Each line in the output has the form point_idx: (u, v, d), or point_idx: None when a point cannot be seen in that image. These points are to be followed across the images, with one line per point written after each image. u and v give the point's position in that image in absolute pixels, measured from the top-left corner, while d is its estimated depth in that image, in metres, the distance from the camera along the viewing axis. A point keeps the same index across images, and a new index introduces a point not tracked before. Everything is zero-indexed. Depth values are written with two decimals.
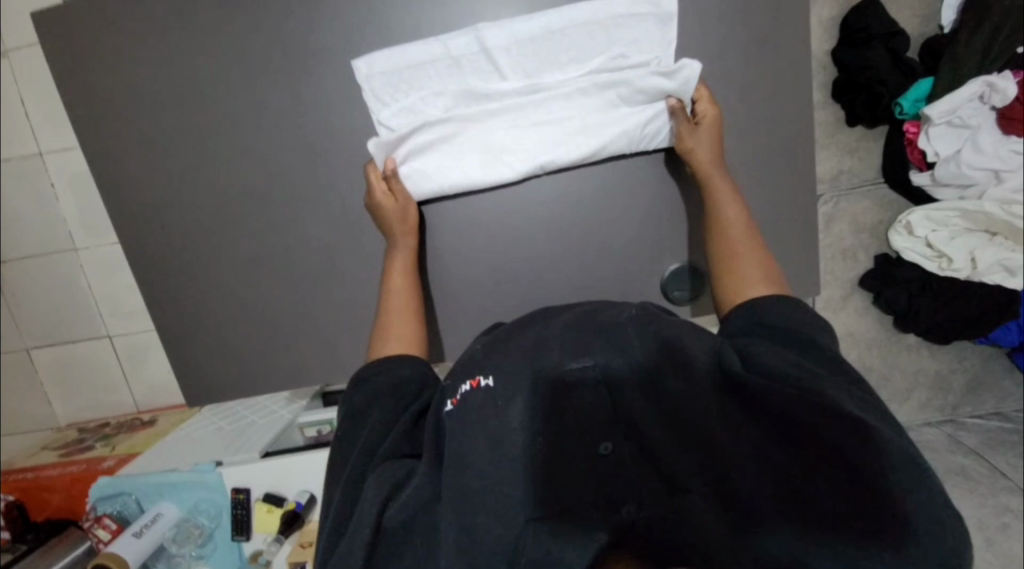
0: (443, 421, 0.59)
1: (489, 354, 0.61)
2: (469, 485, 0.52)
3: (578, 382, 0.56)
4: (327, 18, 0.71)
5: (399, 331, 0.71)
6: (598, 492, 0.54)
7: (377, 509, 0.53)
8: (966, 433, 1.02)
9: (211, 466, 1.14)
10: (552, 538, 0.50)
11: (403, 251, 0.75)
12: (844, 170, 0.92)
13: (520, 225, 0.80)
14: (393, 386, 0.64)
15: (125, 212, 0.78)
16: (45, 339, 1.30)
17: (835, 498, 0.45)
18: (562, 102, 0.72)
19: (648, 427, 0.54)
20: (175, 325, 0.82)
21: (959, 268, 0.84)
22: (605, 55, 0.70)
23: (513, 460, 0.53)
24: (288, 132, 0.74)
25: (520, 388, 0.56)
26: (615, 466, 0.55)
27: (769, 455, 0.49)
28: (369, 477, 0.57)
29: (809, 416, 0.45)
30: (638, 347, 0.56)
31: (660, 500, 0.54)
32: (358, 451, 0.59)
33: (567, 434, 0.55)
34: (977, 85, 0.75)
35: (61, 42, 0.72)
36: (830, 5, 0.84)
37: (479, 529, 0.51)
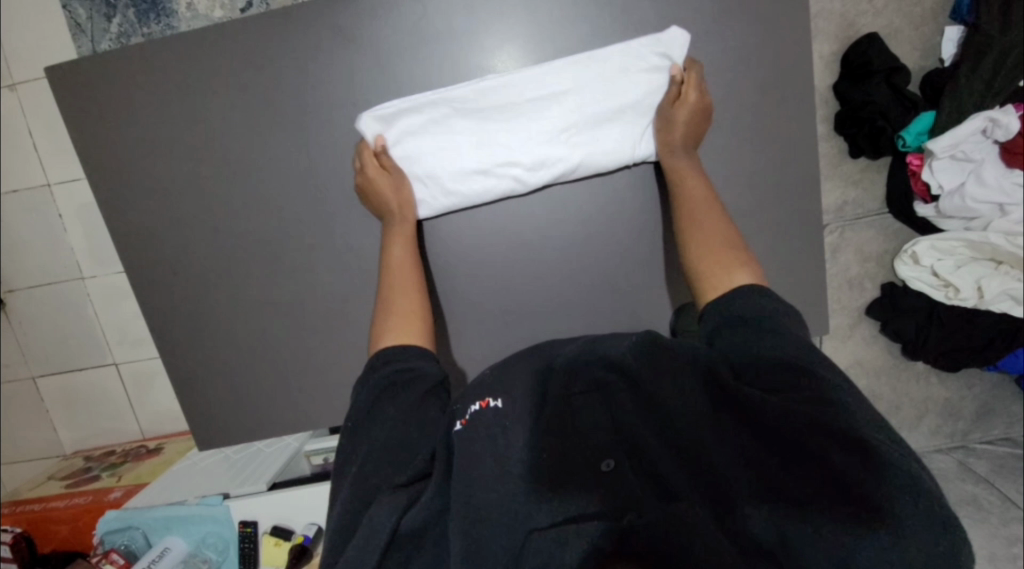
0: (453, 442, 0.54)
1: (499, 372, 0.59)
2: (475, 498, 0.50)
3: (578, 393, 0.54)
4: (334, 62, 0.71)
5: (400, 315, 0.67)
6: (591, 501, 0.50)
7: (392, 521, 0.51)
8: (977, 460, 1.02)
9: (219, 499, 1.14)
10: (554, 546, 0.47)
11: (400, 235, 0.73)
12: (849, 200, 0.93)
13: (524, 253, 0.80)
14: (392, 384, 0.59)
15: (133, 251, 0.78)
16: (52, 367, 1.30)
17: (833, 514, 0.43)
18: (561, 134, 0.73)
19: (645, 437, 0.51)
20: (182, 363, 0.82)
21: (965, 297, 0.85)
22: (613, 102, 0.72)
23: (512, 473, 0.51)
24: (296, 176, 0.75)
25: (521, 403, 0.55)
26: (615, 482, 0.50)
27: (770, 468, 0.46)
28: (376, 494, 0.53)
29: (811, 434, 0.45)
30: (638, 351, 0.54)
31: (657, 504, 0.49)
32: (362, 460, 0.55)
33: (564, 446, 0.52)
34: (979, 120, 0.76)
35: (71, 87, 0.73)
36: (831, 41, 0.85)
37: (482, 540, 0.49)
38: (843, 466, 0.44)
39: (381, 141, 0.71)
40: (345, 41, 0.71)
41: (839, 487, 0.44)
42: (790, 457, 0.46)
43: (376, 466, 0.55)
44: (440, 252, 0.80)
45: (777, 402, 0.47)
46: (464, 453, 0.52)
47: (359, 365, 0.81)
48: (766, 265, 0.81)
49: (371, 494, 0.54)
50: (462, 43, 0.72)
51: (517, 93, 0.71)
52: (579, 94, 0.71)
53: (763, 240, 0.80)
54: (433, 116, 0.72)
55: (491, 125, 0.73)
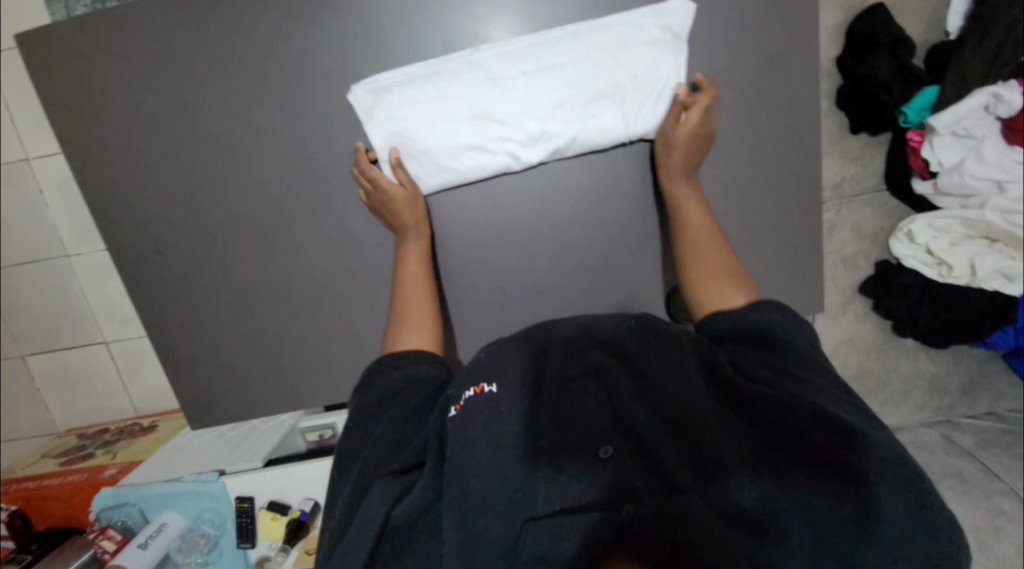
0: (447, 429, 0.54)
1: (493, 356, 0.57)
2: (470, 484, 0.49)
3: (578, 380, 0.54)
4: (321, 32, 0.68)
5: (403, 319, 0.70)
6: (588, 490, 0.49)
7: (384, 510, 0.51)
8: (962, 434, 1.04)
9: (214, 476, 1.14)
10: (552, 537, 0.48)
11: (415, 246, 0.74)
12: (847, 177, 0.92)
13: (518, 231, 0.79)
14: (405, 384, 0.61)
15: (118, 229, 0.76)
16: (40, 345, 1.29)
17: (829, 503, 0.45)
18: (556, 108, 0.71)
19: (644, 426, 0.50)
20: (173, 343, 0.81)
21: (959, 275, 0.85)
22: (613, 74, 0.69)
23: (512, 464, 0.50)
24: (284, 152, 0.72)
25: (522, 392, 0.53)
26: (614, 470, 0.50)
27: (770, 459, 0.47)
28: (375, 478, 0.53)
29: (809, 424, 0.46)
30: (636, 345, 0.55)
31: (656, 497, 0.48)
32: (366, 451, 0.57)
33: (563, 434, 0.51)
34: (983, 95, 0.75)
35: (45, 57, 0.70)
36: (835, 12, 0.83)
37: (479, 534, 0.48)
38: (834, 452, 0.45)
39: (394, 153, 0.71)
40: (334, 9, 0.68)
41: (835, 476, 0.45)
42: (783, 445, 0.47)
43: (377, 455, 0.56)
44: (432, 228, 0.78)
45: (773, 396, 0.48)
46: (456, 440, 0.51)
47: (353, 345, 0.81)
48: (764, 243, 0.80)
49: (370, 480, 0.54)
50: (456, 10, 0.69)
51: (511, 65, 0.70)
52: (575, 66, 0.69)
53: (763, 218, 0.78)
54: (423, 86, 0.70)
55: (484, 98, 0.70)
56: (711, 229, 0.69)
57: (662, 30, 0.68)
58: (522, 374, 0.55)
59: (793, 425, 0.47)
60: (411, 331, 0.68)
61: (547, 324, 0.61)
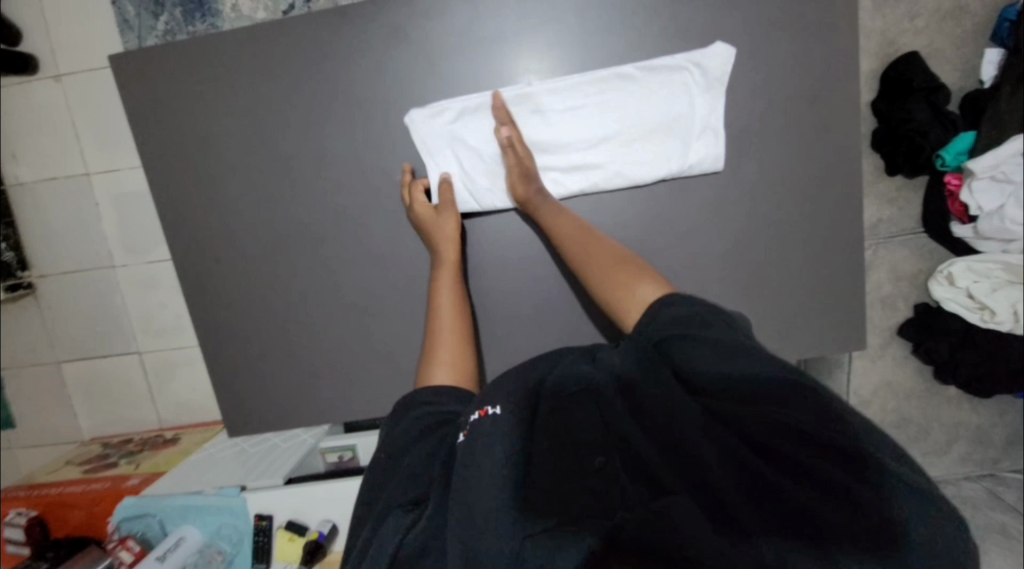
0: (454, 451, 0.54)
1: (498, 381, 0.57)
2: (475, 501, 0.48)
3: (570, 396, 0.53)
4: (380, 62, 0.73)
5: (444, 346, 0.69)
6: (582, 505, 0.44)
7: (398, 538, 0.49)
8: (1008, 489, 1.00)
9: (236, 491, 1.14)
10: (553, 550, 0.42)
11: (448, 266, 0.74)
12: (884, 218, 0.92)
13: (542, 253, 0.80)
14: (429, 422, 0.59)
15: (173, 239, 0.79)
16: (77, 353, 1.33)
17: (826, 504, 0.41)
18: (601, 144, 0.74)
19: (635, 437, 0.47)
20: (214, 352, 0.83)
21: (1002, 320, 0.82)
22: (657, 113, 0.73)
23: (499, 476, 0.48)
24: (337, 173, 0.76)
25: (514, 411, 0.52)
26: (608, 482, 0.45)
27: (760, 464, 0.42)
28: (392, 509, 0.52)
29: (792, 429, 0.44)
30: (622, 360, 0.52)
31: (644, 505, 0.42)
32: (386, 488, 0.55)
33: (554, 446, 0.49)
34: (1021, 142, 0.76)
35: (125, 78, 0.76)
36: (870, 58, 0.86)
37: (482, 547, 0.45)
38: (822, 457, 0.43)
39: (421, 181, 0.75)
40: (394, 42, 0.72)
41: (830, 480, 0.41)
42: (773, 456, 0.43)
43: (399, 487, 0.54)
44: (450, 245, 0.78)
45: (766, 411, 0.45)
46: (464, 464, 0.50)
47: (388, 363, 0.82)
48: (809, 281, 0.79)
49: (390, 506, 0.52)
50: (509, 44, 0.73)
51: (560, 99, 0.73)
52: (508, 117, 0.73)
53: (807, 253, 0.77)
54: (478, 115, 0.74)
55: (533, 130, 0.74)
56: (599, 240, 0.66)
57: (693, 65, 0.71)
58: (518, 394, 0.54)
59: (785, 431, 0.44)
60: (456, 359, 0.68)
61: (558, 353, 0.60)
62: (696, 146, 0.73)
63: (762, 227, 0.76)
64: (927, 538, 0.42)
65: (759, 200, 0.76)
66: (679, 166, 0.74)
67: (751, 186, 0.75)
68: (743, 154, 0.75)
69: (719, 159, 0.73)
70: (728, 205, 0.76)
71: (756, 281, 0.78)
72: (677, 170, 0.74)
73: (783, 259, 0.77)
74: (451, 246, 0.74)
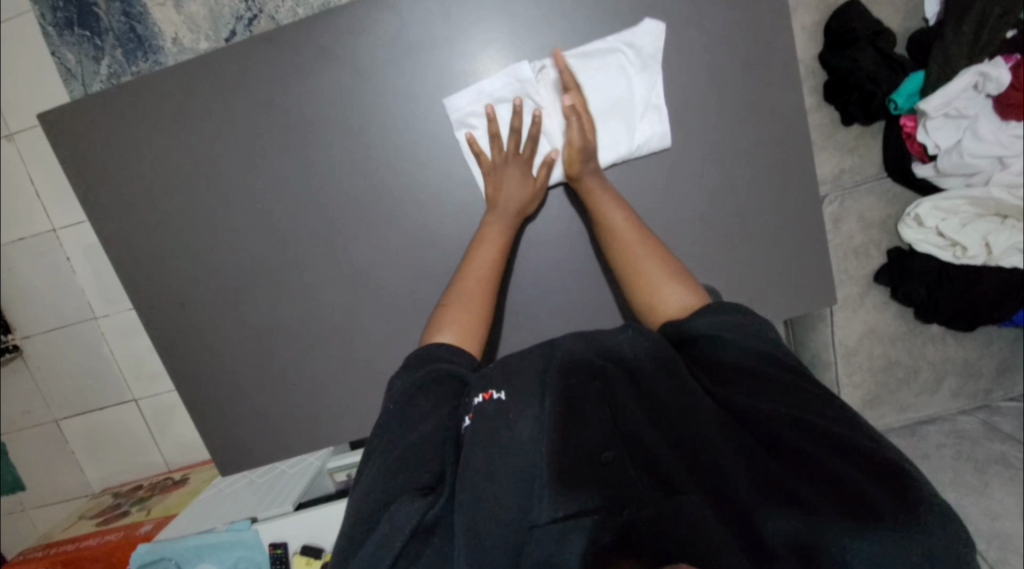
0: (462, 434, 0.56)
1: (503, 364, 0.60)
2: (483, 489, 0.51)
3: (577, 387, 0.55)
4: (320, 83, 0.72)
5: (469, 311, 0.67)
6: (594, 496, 0.49)
7: (415, 516, 0.52)
8: (1002, 418, 1.01)
9: (246, 524, 1.13)
10: (557, 542, 0.48)
11: (491, 240, 0.72)
12: (846, 168, 0.92)
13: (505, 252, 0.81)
14: (436, 397, 0.58)
15: (141, 287, 0.79)
16: (72, 409, 1.32)
17: (811, 487, 0.49)
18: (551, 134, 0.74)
19: (651, 437, 0.53)
20: (198, 394, 0.83)
21: (975, 254, 0.84)
22: (601, 99, 0.73)
23: (515, 474, 0.51)
24: (293, 200, 0.76)
25: (531, 401, 0.55)
26: (617, 474, 0.51)
27: (756, 455, 0.51)
28: (400, 490, 0.53)
29: (785, 426, 0.51)
30: (637, 352, 0.57)
31: (657, 498, 0.49)
32: (390, 459, 0.55)
33: (566, 444, 0.52)
34: (971, 75, 0.77)
35: (67, 133, 0.74)
36: (812, 11, 0.85)
37: (489, 535, 0.49)
38: (811, 450, 0.50)
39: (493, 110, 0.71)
40: (331, 61, 0.71)
41: (816, 469, 0.49)
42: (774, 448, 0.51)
43: (403, 471, 0.54)
44: (414, 258, 0.78)
45: (772, 407, 0.52)
46: (470, 452, 0.53)
47: (373, 380, 0.82)
48: (777, 244, 0.78)
49: (397, 490, 0.53)
50: (442, 49, 0.72)
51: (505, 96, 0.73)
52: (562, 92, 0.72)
53: (770, 216, 0.77)
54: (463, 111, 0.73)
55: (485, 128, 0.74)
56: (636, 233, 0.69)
57: (626, 45, 0.71)
58: (529, 385, 0.56)
59: (785, 426, 0.51)
60: (465, 323, 0.66)
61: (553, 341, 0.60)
62: (643, 125, 0.73)
63: (723, 196, 0.76)
64: (921, 526, 0.46)
65: (717, 170, 0.75)
66: (631, 146, 0.74)
67: (707, 157, 0.75)
68: (694, 127, 0.74)
69: (667, 134, 0.73)
70: (685, 178, 0.76)
71: (724, 251, 0.78)
72: (630, 150, 0.74)
73: (747, 225, 0.77)
74: (516, 216, 0.73)
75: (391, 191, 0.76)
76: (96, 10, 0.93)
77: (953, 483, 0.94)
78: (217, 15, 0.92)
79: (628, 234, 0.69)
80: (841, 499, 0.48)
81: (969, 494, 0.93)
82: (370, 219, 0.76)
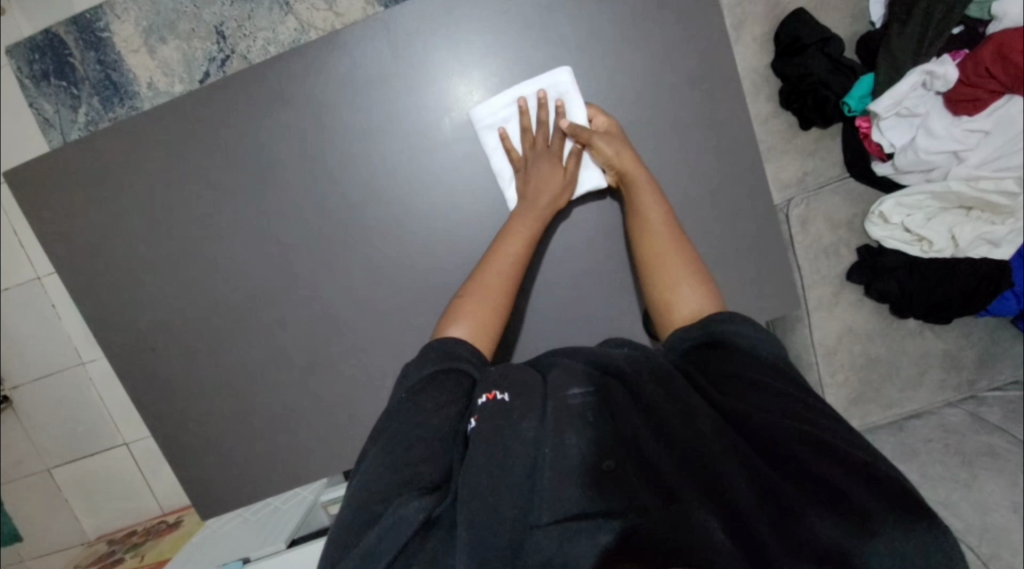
0: (468, 437, 0.56)
1: (505, 369, 0.61)
2: (482, 484, 0.52)
3: (581, 394, 0.58)
4: (278, 124, 0.74)
5: (486, 300, 0.64)
6: (595, 502, 0.53)
7: (419, 515, 0.51)
8: (989, 408, 1.01)
9: (239, 565, 1.09)
10: (557, 544, 0.51)
11: (515, 235, 0.69)
12: (809, 171, 0.94)
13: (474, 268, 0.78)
14: (448, 391, 0.57)
15: (116, 331, 0.79)
16: (62, 457, 1.30)
17: (806, 497, 0.52)
18: (488, 178, 0.76)
19: (651, 450, 0.55)
20: (178, 436, 0.83)
21: (941, 248, 0.85)
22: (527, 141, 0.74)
23: (515, 482, 0.53)
24: (259, 238, 0.76)
25: (532, 408, 0.56)
26: (616, 480, 0.54)
27: (756, 465, 0.53)
28: (403, 490, 0.52)
29: (785, 436, 0.54)
30: (630, 363, 0.60)
31: (654, 506, 0.52)
32: (394, 453, 0.54)
33: (567, 455, 0.54)
34: (918, 75, 0.79)
35: (37, 185, 0.76)
36: (761, 21, 0.86)
37: (492, 532, 0.51)
38: (812, 463, 0.52)
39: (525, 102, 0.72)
40: (291, 102, 0.73)
41: (810, 477, 0.52)
42: (774, 458, 0.54)
43: (406, 468, 0.53)
44: (383, 287, 0.78)
45: (774, 419, 0.54)
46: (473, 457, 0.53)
47: (351, 411, 0.82)
48: (736, 252, 0.80)
49: (399, 489, 0.53)
50: (400, 84, 0.73)
51: (443, 146, 0.75)
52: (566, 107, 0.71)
53: (728, 224, 0.79)
54: (416, 155, 0.75)
55: (425, 177, 0.76)
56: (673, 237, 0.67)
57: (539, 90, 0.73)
58: (533, 393, 0.58)
59: (791, 435, 0.53)
60: (483, 318, 0.64)
61: (545, 355, 0.65)
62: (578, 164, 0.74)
63: (679, 209, 0.78)
64: (906, 538, 0.49)
65: (671, 184, 0.78)
66: None
67: (661, 171, 0.77)
68: (646, 143, 0.76)
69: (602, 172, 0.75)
70: None
71: None
72: None
73: (708, 236, 0.79)
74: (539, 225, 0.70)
75: (357, 223, 0.77)
76: (72, 60, 0.93)
77: (941, 479, 0.94)
78: (189, 57, 0.91)
79: (661, 244, 0.67)
80: (841, 512, 0.51)
81: (956, 489, 0.92)
82: (335, 254, 0.77)
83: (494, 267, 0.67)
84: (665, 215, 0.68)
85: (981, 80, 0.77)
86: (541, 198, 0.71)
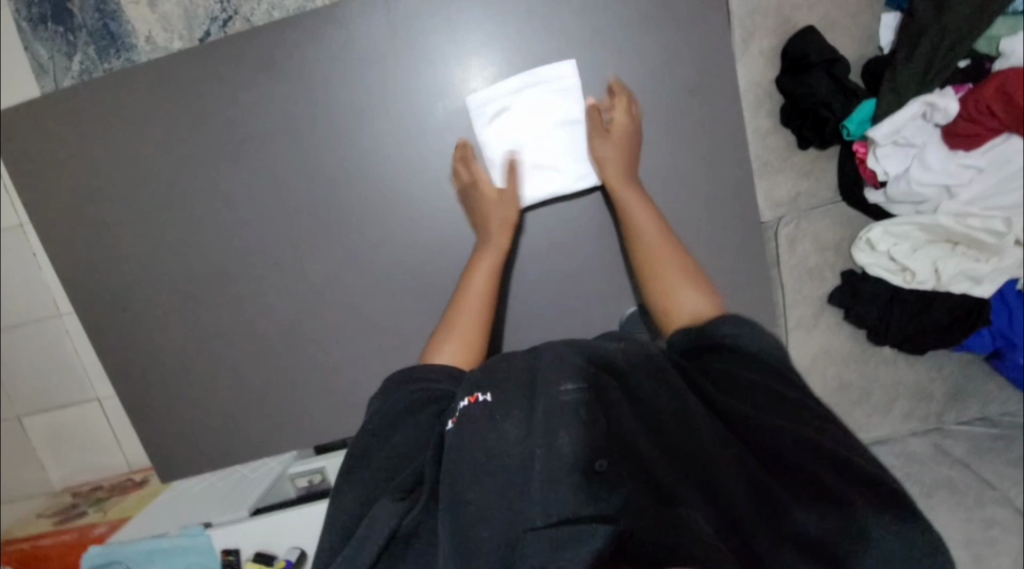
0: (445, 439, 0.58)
1: (486, 367, 0.61)
2: (469, 496, 0.54)
3: (573, 389, 0.56)
4: (269, 94, 0.73)
5: (466, 322, 0.71)
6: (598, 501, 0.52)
7: (393, 522, 0.55)
8: (953, 441, 1.02)
9: (200, 528, 1.08)
10: (554, 547, 0.49)
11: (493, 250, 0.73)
12: (802, 191, 0.92)
13: (450, 257, 0.78)
14: (419, 403, 0.62)
15: (91, 287, 0.78)
16: (31, 407, 1.29)
17: (802, 505, 0.55)
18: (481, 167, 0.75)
19: (649, 452, 0.57)
20: (145, 396, 0.82)
21: (924, 279, 0.87)
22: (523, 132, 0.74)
23: (512, 477, 0.54)
24: (240, 207, 0.75)
25: (520, 404, 0.57)
26: (613, 481, 0.53)
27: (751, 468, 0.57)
28: (380, 497, 0.57)
29: (787, 444, 0.55)
30: (629, 367, 0.61)
31: (657, 509, 0.53)
32: (373, 466, 0.59)
33: (562, 452, 0.54)
34: (920, 104, 0.80)
35: (22, 132, 0.74)
36: (769, 35, 0.85)
37: (474, 533, 0.53)
38: (806, 466, 0.55)
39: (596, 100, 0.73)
40: (285, 71, 0.72)
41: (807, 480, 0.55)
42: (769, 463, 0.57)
43: (386, 476, 0.59)
44: (362, 268, 0.78)
45: (773, 423, 0.56)
46: (454, 455, 0.56)
47: (321, 388, 0.81)
48: (718, 265, 0.80)
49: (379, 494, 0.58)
50: (399, 64, 0.72)
51: (438, 132, 0.74)
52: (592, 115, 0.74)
53: (712, 238, 0.79)
54: (414, 139, 0.74)
55: (421, 161, 0.75)
56: (666, 241, 0.71)
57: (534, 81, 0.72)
58: (521, 388, 0.58)
59: (797, 445, 0.55)
60: (461, 340, 0.70)
61: (536, 348, 0.62)
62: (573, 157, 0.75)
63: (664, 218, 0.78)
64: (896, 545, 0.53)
65: (659, 192, 0.77)
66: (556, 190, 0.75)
67: (649, 179, 0.77)
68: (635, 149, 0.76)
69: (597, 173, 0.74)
70: None
71: None
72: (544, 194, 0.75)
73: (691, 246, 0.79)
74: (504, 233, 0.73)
75: (341, 200, 0.76)
76: (69, 6, 0.89)
77: None
78: (189, 14, 0.88)
79: (653, 247, 0.71)
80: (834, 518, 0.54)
81: None
82: (315, 229, 0.76)
83: (472, 287, 0.73)
84: (653, 220, 0.72)
85: (981, 117, 0.79)
86: (489, 225, 0.73)
